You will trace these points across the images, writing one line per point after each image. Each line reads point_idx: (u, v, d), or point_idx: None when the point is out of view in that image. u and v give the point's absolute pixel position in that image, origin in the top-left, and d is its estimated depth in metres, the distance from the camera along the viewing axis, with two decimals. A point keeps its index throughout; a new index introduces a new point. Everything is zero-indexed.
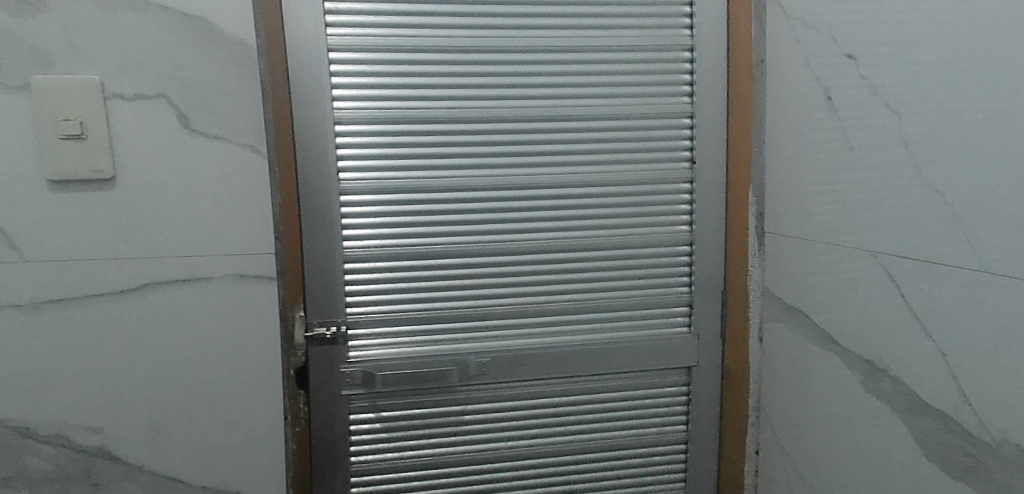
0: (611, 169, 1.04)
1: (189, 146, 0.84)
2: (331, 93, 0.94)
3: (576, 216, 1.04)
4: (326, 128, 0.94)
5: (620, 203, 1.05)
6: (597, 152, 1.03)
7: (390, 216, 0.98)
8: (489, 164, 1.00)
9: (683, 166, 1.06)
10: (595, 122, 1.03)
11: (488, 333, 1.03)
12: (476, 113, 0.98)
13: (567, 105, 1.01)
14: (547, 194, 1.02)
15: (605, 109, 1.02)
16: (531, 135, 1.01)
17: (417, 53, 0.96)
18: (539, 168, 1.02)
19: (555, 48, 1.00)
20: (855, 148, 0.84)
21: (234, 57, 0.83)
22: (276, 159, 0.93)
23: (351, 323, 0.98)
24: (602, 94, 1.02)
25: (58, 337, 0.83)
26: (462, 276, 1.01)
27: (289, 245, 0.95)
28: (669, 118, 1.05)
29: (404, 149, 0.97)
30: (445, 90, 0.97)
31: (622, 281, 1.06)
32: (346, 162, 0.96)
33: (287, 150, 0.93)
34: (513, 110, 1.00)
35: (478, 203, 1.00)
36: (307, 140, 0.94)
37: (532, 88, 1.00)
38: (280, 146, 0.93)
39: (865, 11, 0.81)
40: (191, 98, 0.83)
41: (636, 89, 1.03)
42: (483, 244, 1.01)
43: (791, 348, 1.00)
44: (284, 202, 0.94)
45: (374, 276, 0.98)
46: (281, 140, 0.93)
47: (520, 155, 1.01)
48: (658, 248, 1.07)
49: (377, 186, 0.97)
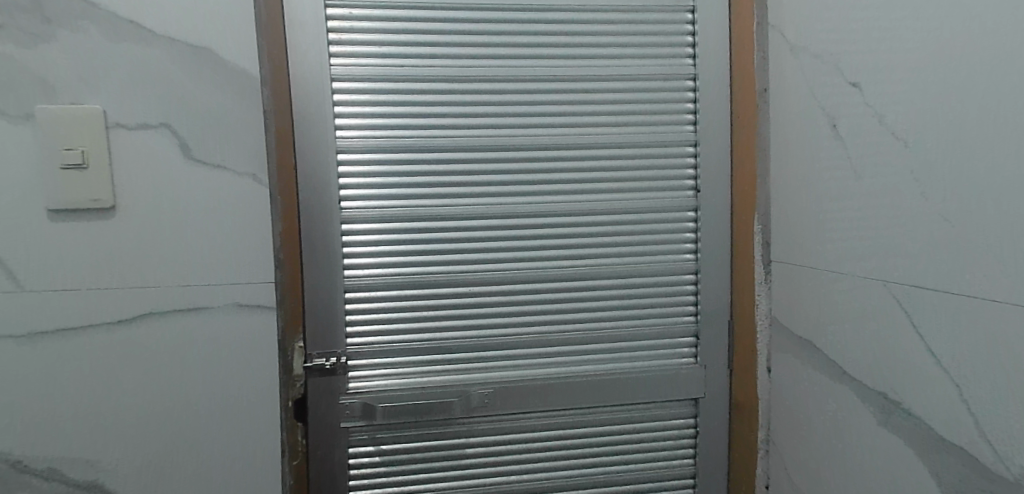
0: (615, 198, 1.03)
1: (191, 176, 0.83)
2: (335, 122, 0.94)
3: (580, 245, 1.03)
4: (328, 156, 0.94)
5: (625, 231, 1.04)
6: (602, 181, 1.03)
7: (392, 245, 0.97)
8: (492, 192, 0.99)
9: (687, 194, 1.05)
10: (599, 151, 1.02)
11: (491, 364, 1.01)
12: (480, 141, 0.98)
13: (572, 134, 1.01)
14: (551, 222, 1.01)
15: (609, 137, 1.02)
16: (535, 164, 1.00)
17: (419, 83, 0.96)
18: (543, 195, 1.01)
19: (560, 77, 1.00)
20: (862, 176, 0.83)
21: (239, 87, 0.83)
22: (279, 190, 0.93)
23: (351, 354, 0.97)
24: (606, 122, 1.02)
25: (56, 367, 0.82)
26: (465, 305, 1.00)
27: (291, 276, 0.94)
28: (673, 147, 1.05)
29: (407, 177, 0.96)
30: (449, 118, 0.97)
31: (627, 311, 1.05)
32: (349, 191, 0.95)
33: (292, 180, 0.93)
34: (517, 138, 0.99)
35: (480, 232, 0.99)
36: (310, 168, 0.93)
37: (536, 116, 1.00)
38: (285, 177, 0.93)
39: (870, 40, 0.80)
40: (195, 128, 0.83)
41: (640, 117, 1.03)
42: (487, 273, 1.00)
43: (799, 379, 0.98)
44: (286, 231, 0.93)
45: (375, 306, 0.97)
46: (286, 171, 0.93)
47: (524, 184, 1.00)
48: (665, 278, 1.06)
49: (380, 215, 0.96)
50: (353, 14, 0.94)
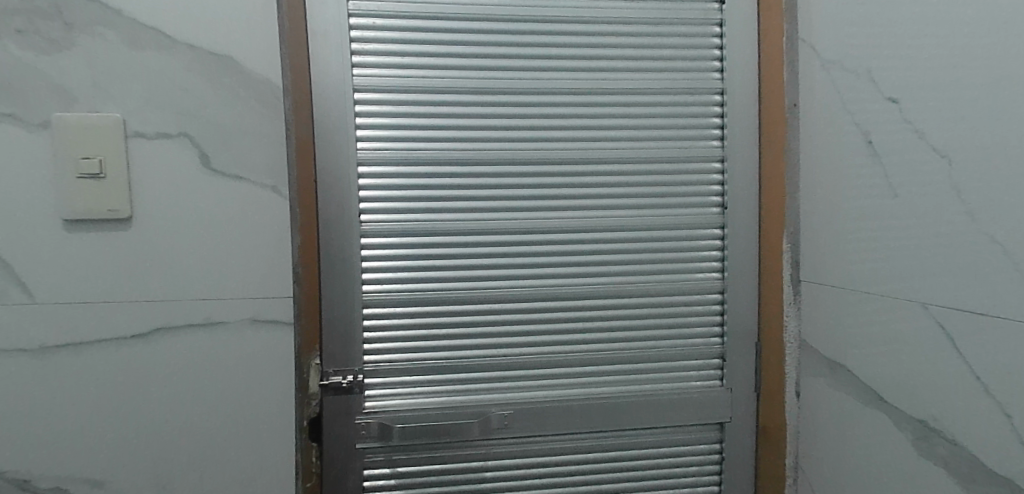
0: (640, 214, 1.01)
1: (208, 186, 0.81)
2: (356, 133, 0.92)
3: (603, 262, 1.00)
4: (349, 167, 0.91)
5: (650, 249, 1.01)
6: (626, 197, 1.00)
7: (411, 260, 0.94)
8: (514, 207, 0.97)
9: (713, 211, 1.03)
10: (624, 166, 1.00)
11: (511, 384, 0.98)
12: (502, 154, 0.96)
13: (596, 148, 0.99)
14: (574, 238, 0.99)
15: (635, 151, 1.00)
16: (558, 179, 0.98)
17: (441, 94, 0.94)
18: (565, 210, 0.98)
19: (584, 91, 0.98)
20: (900, 195, 0.80)
21: (258, 96, 0.81)
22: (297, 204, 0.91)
23: (369, 372, 0.93)
24: (631, 136, 1.00)
25: (64, 382, 0.80)
26: (484, 323, 0.97)
27: (306, 294, 0.92)
28: (699, 162, 1.02)
29: (427, 190, 0.94)
30: (471, 131, 0.95)
31: (651, 331, 1.02)
32: (368, 204, 0.93)
33: (311, 194, 0.91)
34: (540, 152, 0.97)
35: (501, 247, 0.97)
36: (329, 179, 0.91)
37: (560, 130, 0.98)
38: (301, 191, 0.91)
39: (909, 54, 0.78)
40: (214, 136, 0.81)
41: (666, 131, 1.01)
42: (508, 290, 0.97)
43: (831, 404, 0.94)
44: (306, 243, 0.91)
45: (393, 322, 0.94)
46: (303, 184, 0.91)
47: (546, 198, 0.98)
48: (690, 298, 1.02)
49: (398, 229, 0.94)
50: (376, 24, 0.92)
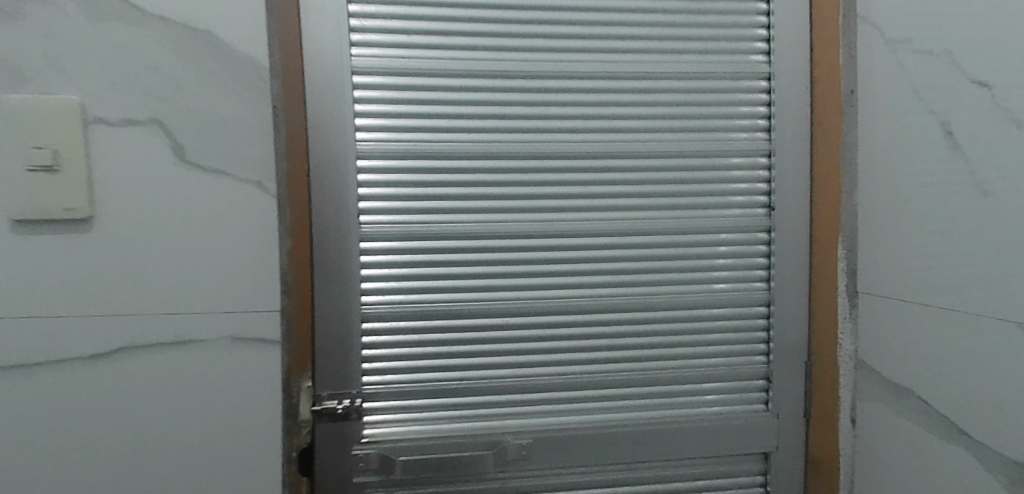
0: (677, 216, 0.89)
1: (183, 182, 0.70)
2: (354, 123, 0.81)
3: (635, 270, 0.88)
4: (347, 161, 0.80)
5: (687, 255, 0.89)
6: (661, 196, 0.89)
7: (417, 267, 0.83)
8: (534, 208, 0.85)
9: (759, 212, 0.91)
10: (658, 161, 0.88)
11: (530, 408, 0.87)
12: (521, 147, 0.84)
13: (627, 140, 0.87)
14: (602, 243, 0.87)
15: (671, 145, 0.88)
16: (584, 176, 0.86)
17: (452, 79, 0.83)
18: (592, 211, 0.87)
19: (614, 76, 0.87)
20: (991, 195, 0.68)
21: (241, 78, 0.71)
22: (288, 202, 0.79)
23: (368, 395, 0.82)
24: (667, 127, 0.88)
25: (15, 409, 0.69)
26: (500, 339, 0.85)
27: (297, 305, 0.80)
28: (742, 158, 0.90)
29: (436, 188, 0.83)
30: (486, 120, 0.84)
31: (689, 348, 0.90)
32: (369, 204, 0.81)
33: (305, 191, 0.80)
34: (565, 145, 0.86)
35: (519, 253, 0.85)
36: (324, 174, 0.80)
37: (586, 120, 0.86)
38: (292, 187, 0.79)
39: (1004, 28, 0.66)
40: (189, 125, 0.70)
41: (706, 122, 0.89)
42: (526, 300, 0.86)
43: (898, 436, 0.81)
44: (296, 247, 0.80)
45: (396, 338, 0.83)
46: (294, 180, 0.80)
47: (571, 197, 0.86)
48: (733, 311, 0.91)
49: (403, 232, 0.82)
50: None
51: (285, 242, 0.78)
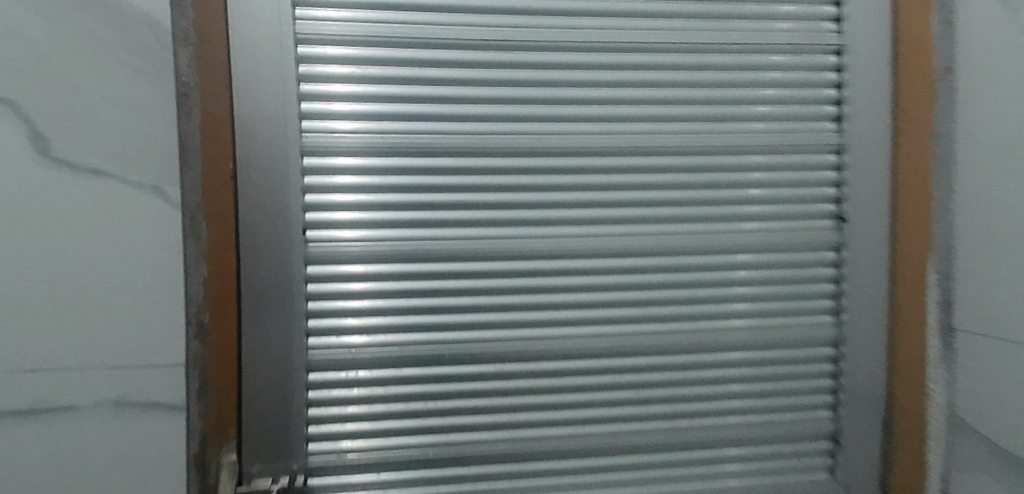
0: (723, 230, 0.68)
1: (48, 185, 0.53)
2: (299, 107, 0.59)
3: (668, 301, 0.68)
4: (288, 156, 0.59)
5: (736, 281, 0.69)
6: (703, 204, 0.68)
7: (382, 300, 0.62)
8: (540, 221, 0.65)
9: (826, 225, 0.71)
10: (699, 159, 0.68)
11: (534, 484, 0.66)
12: (524, 139, 0.64)
13: (658, 132, 0.67)
14: (626, 265, 0.67)
15: (716, 138, 0.68)
16: (604, 178, 0.66)
17: (431, 49, 0.62)
18: (614, 224, 0.66)
19: (641, 49, 0.66)
20: None
21: (136, 51, 0.54)
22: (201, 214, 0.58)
23: (316, 470, 0.62)
24: (710, 115, 0.68)
25: None
26: (494, 394, 0.65)
27: (214, 354, 0.59)
28: (806, 154, 0.70)
29: (408, 194, 0.62)
30: (474, 104, 0.63)
31: (736, 401, 0.70)
32: (318, 214, 0.60)
33: (229, 199, 0.59)
34: (578, 137, 0.65)
35: (519, 280, 0.65)
36: (255, 173, 0.59)
37: (605, 106, 0.66)
38: (207, 193, 0.58)
39: None
40: (59, 110, 0.53)
41: (760, 108, 0.69)
42: (527, 342, 0.65)
43: None
44: (216, 272, 0.58)
45: (355, 394, 0.62)
46: (210, 184, 0.58)
47: (586, 206, 0.66)
48: (794, 353, 0.70)
49: (364, 253, 0.61)
50: None
51: (191, 268, 0.57)
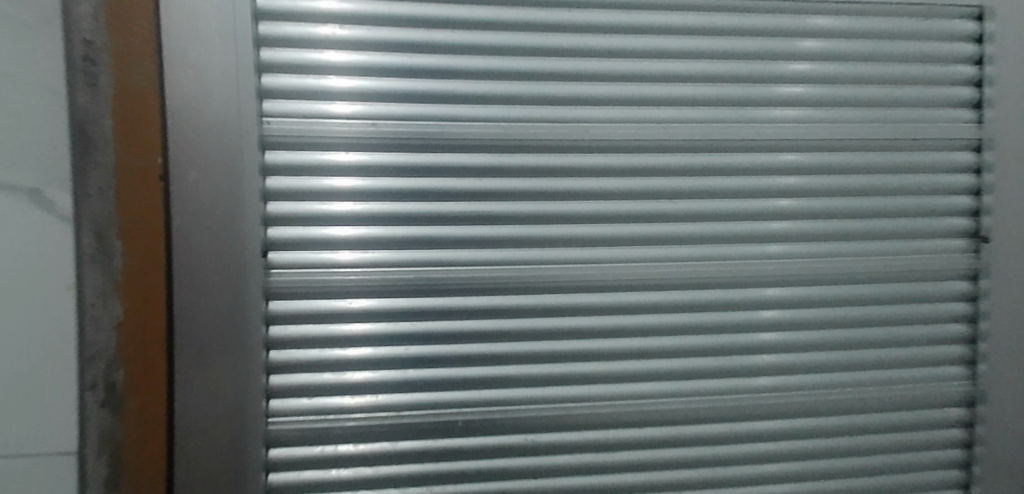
0: (826, 254, 0.51)
1: None
2: (258, 82, 0.43)
3: (750, 349, 0.50)
4: (240, 131, 0.43)
5: (841, 323, 0.51)
6: (798, 218, 0.50)
7: (366, 348, 0.45)
8: (582, 239, 0.48)
9: (960, 246, 0.52)
10: (794, 157, 0.50)
11: None
12: (562, 128, 0.47)
13: (738, 120, 0.49)
14: (693, 301, 0.49)
15: (815, 129, 0.50)
16: (667, 182, 0.49)
17: (437, 6, 0.46)
18: (678, 245, 0.49)
19: (718, 8, 0.49)
20: None
21: None
22: (111, 222, 0.41)
23: None
24: (808, 96, 0.50)
25: None
26: (519, 473, 0.48)
27: (132, 417, 0.42)
28: (935, 152, 0.52)
29: (402, 203, 0.45)
30: (489, 80, 0.46)
31: (837, 482, 0.52)
32: (282, 231, 0.44)
33: (152, 196, 0.42)
34: (629, 128, 0.48)
35: (553, 319, 0.48)
36: (193, 156, 0.43)
37: (664, 84, 0.49)
38: (119, 189, 0.41)
39: None
40: None
41: (873, 88, 0.51)
42: (561, 406, 0.48)
43: None
44: (139, 308, 0.42)
45: (331, 476, 0.45)
46: (123, 176, 0.41)
47: (640, 221, 0.49)
48: (915, 417, 0.53)
49: (344, 284, 0.45)
50: None
51: (96, 299, 0.41)
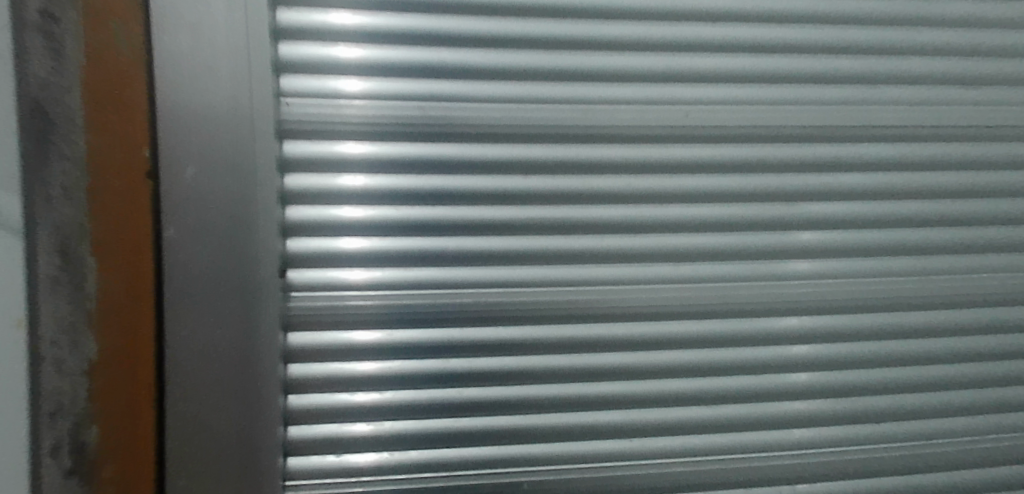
0: (927, 272, 0.42)
1: None
2: (274, 53, 0.34)
3: (837, 388, 0.42)
4: (249, 105, 0.33)
5: (943, 355, 0.43)
6: (892, 228, 0.42)
7: (404, 390, 0.37)
8: (673, 249, 0.39)
9: None
10: (889, 154, 0.41)
11: None
12: (649, 114, 0.38)
13: (859, 104, 0.41)
14: (777, 328, 0.41)
15: (946, 117, 0.42)
16: (776, 180, 0.40)
17: None
18: (753, 260, 0.40)
19: None
20: None
21: None
22: (82, 231, 0.32)
23: None
24: (900, 76, 0.41)
25: None
26: None
27: (114, 477, 0.33)
28: None
29: (435, 208, 0.36)
30: (512, 50, 0.37)
31: None
32: (304, 244, 0.35)
33: (136, 195, 0.33)
34: (715, 113, 0.39)
35: (637, 346, 0.39)
36: (191, 138, 0.33)
37: (725, 56, 0.39)
38: (92, 187, 0.32)
39: None
40: None
41: (978, 68, 0.42)
42: (626, 460, 0.39)
43: None
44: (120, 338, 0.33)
45: None
46: (98, 170, 0.32)
47: (707, 231, 0.40)
48: None
49: (382, 309, 0.36)
50: None
51: (61, 335, 0.32)
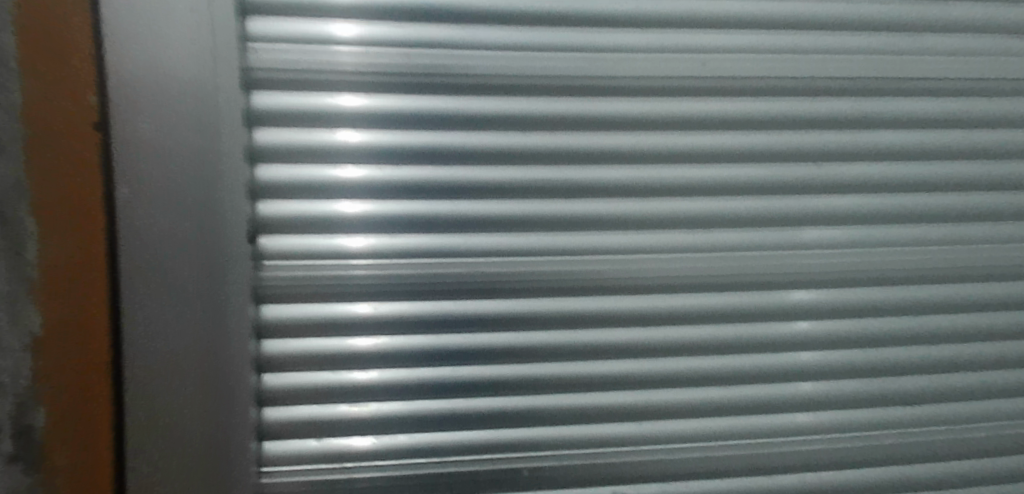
0: (962, 242, 0.39)
1: None
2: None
3: (865, 367, 0.38)
4: (211, 53, 0.30)
5: (976, 332, 0.40)
6: (928, 191, 0.38)
7: (392, 368, 0.33)
8: (688, 215, 0.36)
9: None
10: (919, 110, 0.38)
11: None
12: (661, 65, 0.35)
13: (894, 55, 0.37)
14: (801, 301, 0.37)
15: (990, 70, 0.38)
16: (802, 139, 0.36)
17: None
18: (770, 227, 0.36)
19: None
20: None
21: None
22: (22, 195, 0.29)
23: None
24: (935, 23, 0.37)
25: None
26: None
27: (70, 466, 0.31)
28: None
29: (424, 167, 0.33)
30: None
31: None
32: (281, 207, 0.32)
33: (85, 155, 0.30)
34: (735, 62, 0.35)
35: (648, 322, 0.36)
36: (146, 92, 0.30)
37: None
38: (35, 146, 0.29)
39: None
40: None
41: None
42: (636, 444, 0.36)
43: None
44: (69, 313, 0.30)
45: None
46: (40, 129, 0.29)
47: (726, 194, 0.36)
48: None
49: (365, 278, 0.33)
50: None
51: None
